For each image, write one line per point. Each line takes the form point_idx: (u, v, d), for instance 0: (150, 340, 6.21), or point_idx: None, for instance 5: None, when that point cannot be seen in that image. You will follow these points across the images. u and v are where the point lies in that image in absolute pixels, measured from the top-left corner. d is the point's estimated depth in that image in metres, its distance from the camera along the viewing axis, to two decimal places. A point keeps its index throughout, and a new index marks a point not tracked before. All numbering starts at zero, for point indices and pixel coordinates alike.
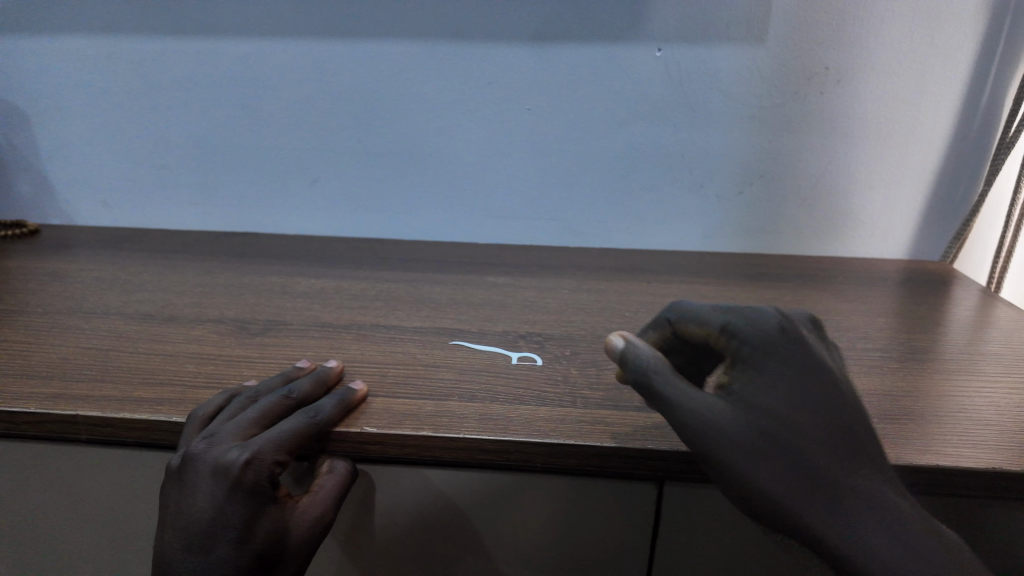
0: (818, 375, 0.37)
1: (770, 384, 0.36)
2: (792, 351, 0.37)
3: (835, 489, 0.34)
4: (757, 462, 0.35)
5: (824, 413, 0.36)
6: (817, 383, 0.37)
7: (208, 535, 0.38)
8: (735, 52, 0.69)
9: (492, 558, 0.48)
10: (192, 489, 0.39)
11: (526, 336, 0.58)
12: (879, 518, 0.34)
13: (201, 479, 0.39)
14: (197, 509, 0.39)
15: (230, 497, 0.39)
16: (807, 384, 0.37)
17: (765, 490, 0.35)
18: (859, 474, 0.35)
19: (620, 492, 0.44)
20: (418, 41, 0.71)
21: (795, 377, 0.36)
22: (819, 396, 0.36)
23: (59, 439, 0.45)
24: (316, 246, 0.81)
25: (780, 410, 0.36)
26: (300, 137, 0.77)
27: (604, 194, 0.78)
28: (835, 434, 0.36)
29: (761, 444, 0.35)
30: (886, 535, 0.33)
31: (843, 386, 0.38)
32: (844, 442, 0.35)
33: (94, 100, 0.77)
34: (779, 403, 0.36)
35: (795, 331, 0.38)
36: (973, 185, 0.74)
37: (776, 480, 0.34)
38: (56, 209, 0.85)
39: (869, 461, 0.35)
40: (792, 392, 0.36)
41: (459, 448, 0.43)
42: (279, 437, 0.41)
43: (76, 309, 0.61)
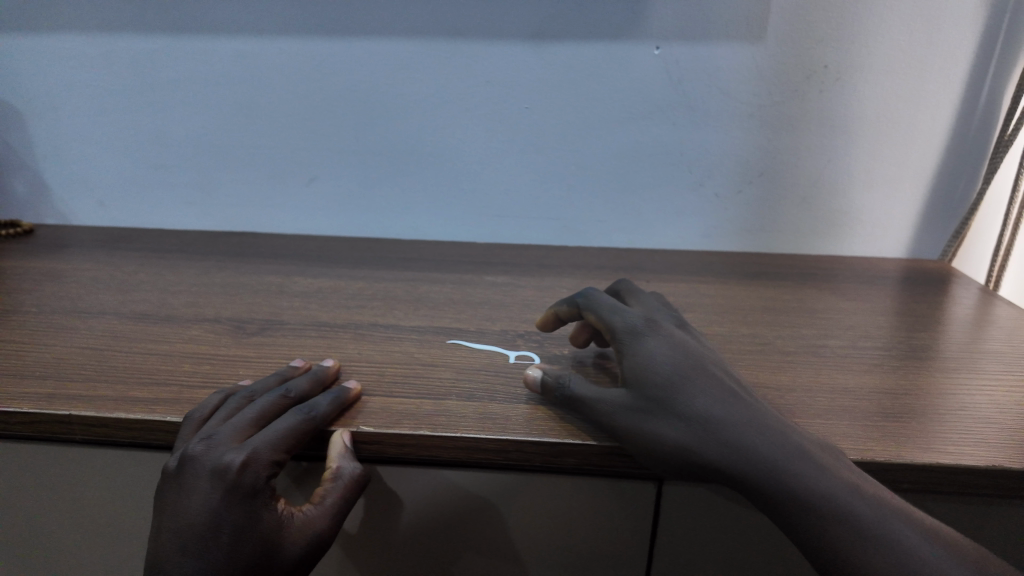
0: (680, 348, 0.45)
1: (644, 357, 0.44)
2: (655, 333, 0.46)
3: (719, 425, 0.40)
4: (647, 418, 0.41)
5: (696, 374, 0.43)
6: (681, 352, 0.45)
7: (201, 538, 0.37)
8: (734, 50, 0.68)
9: (493, 558, 0.47)
10: (187, 492, 0.38)
11: (525, 335, 0.58)
12: (763, 440, 0.39)
13: (199, 480, 0.39)
14: (193, 511, 0.38)
15: (227, 500, 0.38)
16: (670, 354, 0.44)
17: (664, 441, 0.40)
18: (736, 410, 0.41)
19: (619, 491, 0.44)
20: (416, 40, 0.71)
21: (663, 351, 0.45)
22: (686, 361, 0.44)
23: (53, 439, 0.45)
24: (314, 246, 0.80)
25: (657, 374, 0.43)
26: (297, 136, 0.77)
27: (602, 194, 0.78)
28: (708, 386, 0.43)
29: (646, 404, 0.42)
30: (773, 450, 0.39)
31: (703, 355, 0.46)
32: (716, 391, 0.42)
33: (89, 99, 0.77)
34: (656, 369, 0.43)
35: (656, 323, 0.48)
36: (971, 184, 0.74)
37: (670, 431, 0.40)
38: (51, 209, 0.85)
39: (744, 402, 0.42)
40: (662, 360, 0.44)
41: (458, 448, 0.43)
42: (276, 437, 0.41)
43: (72, 309, 0.61)
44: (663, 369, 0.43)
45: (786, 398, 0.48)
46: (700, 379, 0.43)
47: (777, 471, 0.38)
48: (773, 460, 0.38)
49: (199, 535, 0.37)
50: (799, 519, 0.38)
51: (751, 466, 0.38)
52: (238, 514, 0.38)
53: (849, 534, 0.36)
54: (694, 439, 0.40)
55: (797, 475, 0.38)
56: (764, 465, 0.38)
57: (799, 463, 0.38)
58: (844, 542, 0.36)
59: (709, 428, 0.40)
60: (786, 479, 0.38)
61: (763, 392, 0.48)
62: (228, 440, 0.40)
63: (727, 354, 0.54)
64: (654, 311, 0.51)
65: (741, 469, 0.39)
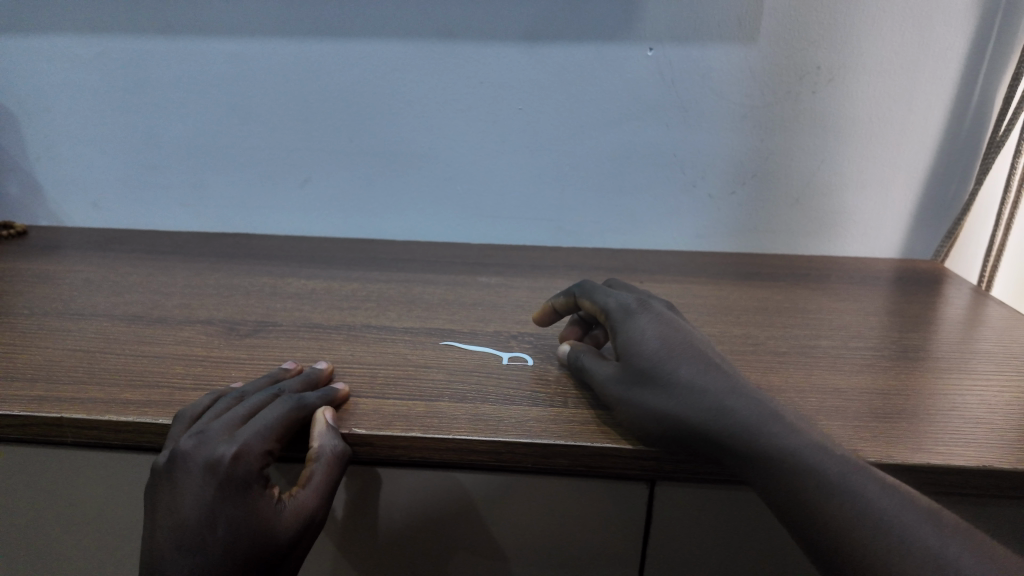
0: (670, 324, 0.47)
1: (634, 332, 0.46)
2: (647, 311, 0.48)
3: (699, 390, 0.41)
4: (639, 390, 0.43)
5: (682, 346, 0.45)
6: (670, 327, 0.46)
7: (196, 539, 0.37)
8: (727, 51, 0.69)
9: (487, 558, 0.47)
10: (179, 493, 0.38)
11: (518, 336, 0.58)
12: (742, 404, 0.40)
13: (190, 481, 0.38)
14: (187, 514, 0.38)
15: (220, 497, 0.38)
16: (662, 329, 0.46)
17: (654, 408, 0.41)
18: (716, 378, 0.42)
19: (611, 491, 0.44)
20: (409, 41, 0.71)
21: (653, 326, 0.46)
22: (675, 335, 0.46)
23: (44, 441, 0.45)
24: (308, 247, 0.80)
25: (646, 346, 0.44)
26: (291, 137, 0.77)
27: (596, 194, 0.78)
28: (692, 357, 0.44)
29: (639, 377, 0.43)
30: (749, 413, 0.39)
31: (695, 333, 0.47)
32: (701, 362, 0.44)
33: (81, 99, 0.77)
34: (645, 342, 0.45)
35: (648, 302, 0.49)
36: (964, 184, 0.74)
37: (660, 399, 0.41)
38: (44, 210, 0.85)
39: (725, 374, 0.43)
40: (651, 334, 0.45)
41: (449, 449, 0.43)
42: (266, 429, 0.41)
43: (64, 311, 0.61)
44: (652, 342, 0.45)
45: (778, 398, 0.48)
46: (692, 352, 0.44)
47: (751, 431, 0.38)
48: (748, 423, 0.39)
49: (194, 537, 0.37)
50: (771, 478, 0.37)
51: (727, 426, 0.39)
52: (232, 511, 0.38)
53: (820, 489, 0.36)
54: (673, 403, 0.41)
55: (771, 435, 0.38)
56: (740, 425, 0.39)
57: (773, 424, 0.39)
58: (815, 499, 0.36)
59: (698, 395, 0.41)
60: (761, 438, 0.38)
61: None
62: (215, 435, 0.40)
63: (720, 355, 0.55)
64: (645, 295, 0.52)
65: (718, 431, 0.39)
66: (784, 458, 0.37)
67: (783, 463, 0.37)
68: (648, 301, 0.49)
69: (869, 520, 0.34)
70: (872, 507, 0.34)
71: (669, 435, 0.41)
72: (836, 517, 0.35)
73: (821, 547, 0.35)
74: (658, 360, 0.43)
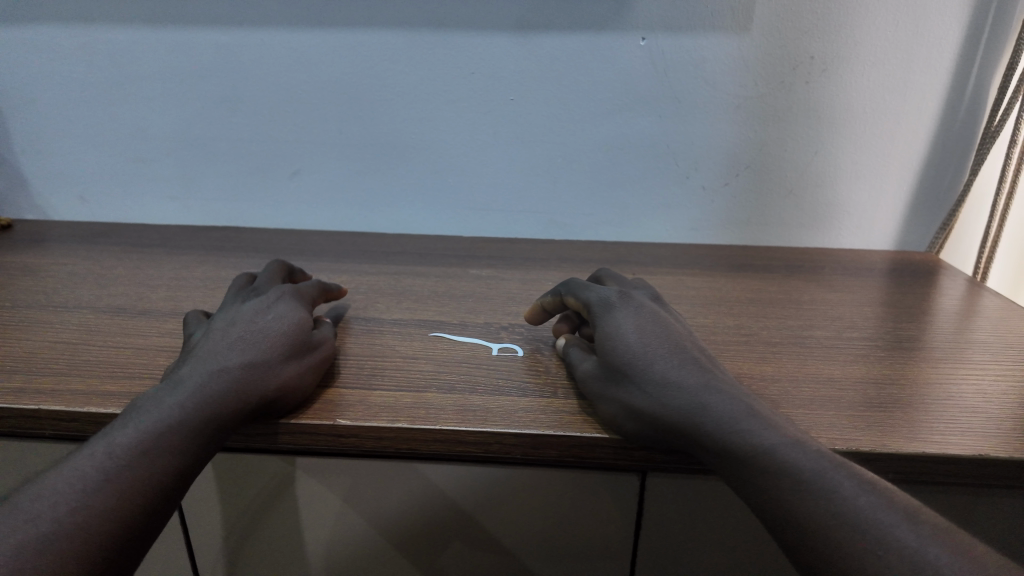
0: (651, 318, 0.46)
1: (612, 325, 0.45)
2: (626, 304, 0.47)
3: (671, 380, 0.40)
4: (619, 388, 0.42)
5: (659, 339, 0.44)
6: (650, 321, 0.45)
7: (206, 372, 0.40)
8: (720, 40, 0.68)
9: (478, 552, 0.47)
10: (216, 330, 0.45)
11: (509, 328, 0.57)
12: (718, 396, 0.39)
13: (235, 321, 0.46)
14: (221, 347, 0.43)
15: (253, 334, 0.44)
16: (642, 323, 0.45)
17: (632, 405, 0.40)
18: (693, 370, 0.41)
19: (602, 483, 0.43)
20: (399, 30, 0.70)
21: (632, 319, 0.45)
22: (653, 329, 0.44)
23: (24, 433, 0.44)
24: (297, 240, 0.79)
25: (620, 340, 0.43)
26: (281, 128, 0.76)
27: (588, 186, 0.78)
28: (669, 353, 0.42)
29: (617, 373, 0.42)
30: (722, 409, 0.38)
31: (677, 327, 0.46)
32: (678, 357, 0.42)
33: (66, 91, 0.75)
34: (620, 335, 0.44)
35: (631, 296, 0.48)
36: (959, 174, 0.73)
37: (636, 396, 0.40)
38: (30, 204, 0.84)
39: (704, 369, 0.42)
40: (628, 328, 0.44)
41: (436, 440, 0.42)
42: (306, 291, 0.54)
43: (47, 303, 0.60)
44: (628, 335, 0.44)
45: (771, 388, 0.47)
46: (671, 347, 0.43)
47: (724, 427, 0.37)
48: (721, 418, 0.37)
49: (213, 365, 0.41)
50: (743, 474, 0.35)
51: (698, 420, 0.38)
52: (259, 343, 0.43)
53: (789, 487, 0.33)
54: (644, 396, 0.40)
55: (745, 430, 0.36)
56: (712, 419, 0.37)
57: (749, 420, 0.37)
58: (784, 496, 0.33)
59: (675, 390, 0.39)
60: (734, 432, 0.36)
61: (748, 382, 0.48)
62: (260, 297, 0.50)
63: (713, 345, 0.54)
64: (630, 289, 0.51)
65: (689, 426, 0.38)
66: (755, 453, 0.35)
67: (751, 460, 0.35)
68: (630, 295, 0.48)
69: (843, 523, 0.31)
70: (841, 506, 0.32)
71: (650, 433, 0.40)
72: (805, 517, 0.32)
73: (791, 548, 0.33)
74: (634, 354, 0.42)
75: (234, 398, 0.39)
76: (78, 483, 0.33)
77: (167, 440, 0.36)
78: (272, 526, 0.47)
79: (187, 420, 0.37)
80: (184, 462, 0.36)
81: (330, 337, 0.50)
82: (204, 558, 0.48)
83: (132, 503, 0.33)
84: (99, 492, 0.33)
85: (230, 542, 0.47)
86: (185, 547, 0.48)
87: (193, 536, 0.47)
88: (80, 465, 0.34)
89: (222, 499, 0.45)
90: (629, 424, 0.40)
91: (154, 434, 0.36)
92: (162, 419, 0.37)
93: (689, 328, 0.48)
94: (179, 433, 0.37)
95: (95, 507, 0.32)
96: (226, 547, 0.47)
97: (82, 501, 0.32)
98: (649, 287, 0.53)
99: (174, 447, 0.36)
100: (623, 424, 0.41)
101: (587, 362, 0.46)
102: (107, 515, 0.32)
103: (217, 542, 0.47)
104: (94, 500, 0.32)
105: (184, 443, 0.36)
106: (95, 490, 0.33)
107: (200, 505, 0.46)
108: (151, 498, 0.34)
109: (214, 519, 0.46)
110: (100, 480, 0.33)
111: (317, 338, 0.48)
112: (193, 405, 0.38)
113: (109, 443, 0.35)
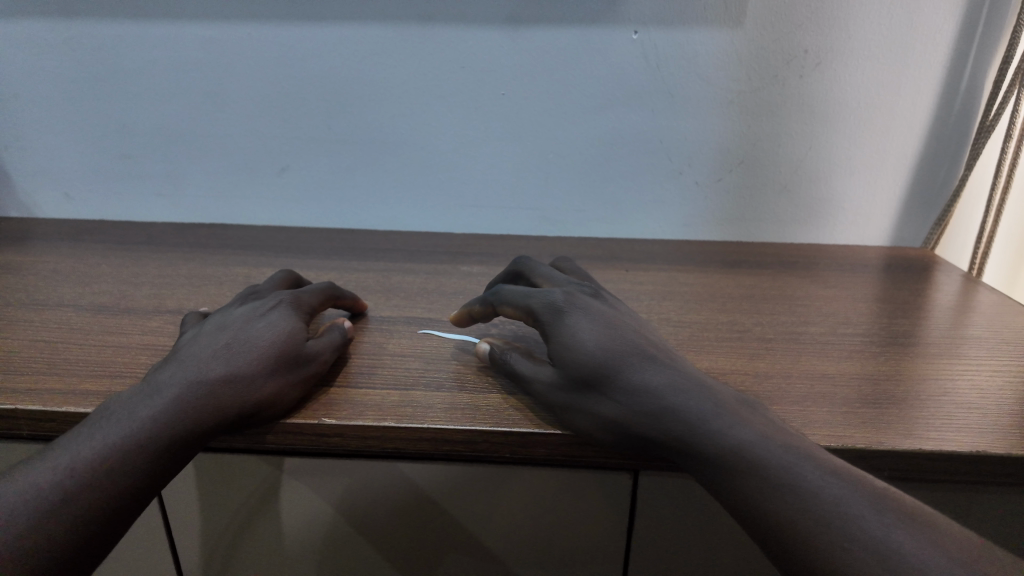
0: (603, 319, 0.43)
1: (567, 331, 0.42)
2: (574, 307, 0.44)
3: (635, 381, 0.39)
4: (581, 395, 0.40)
5: (620, 341, 0.41)
6: (602, 322, 0.43)
7: (184, 382, 0.39)
8: (713, 34, 0.67)
9: (468, 553, 0.46)
10: (204, 337, 0.44)
11: (499, 325, 0.56)
12: (683, 394, 0.38)
13: (227, 327, 0.45)
14: (204, 355, 0.42)
15: (241, 343, 0.43)
16: (596, 324, 0.42)
17: (598, 412, 0.39)
18: (656, 367, 0.40)
19: (592, 482, 0.43)
20: (388, 24, 0.69)
21: (586, 323, 0.42)
22: (610, 331, 0.42)
23: (1, 433, 0.43)
24: (285, 237, 0.78)
25: (580, 346, 0.40)
26: (268, 123, 0.75)
27: (581, 182, 0.77)
28: (631, 354, 0.40)
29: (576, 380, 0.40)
30: (688, 407, 0.37)
31: (629, 324, 0.44)
32: (639, 357, 0.40)
33: (49, 86, 0.74)
34: (579, 342, 0.41)
35: (578, 297, 0.45)
36: (954, 169, 0.73)
37: (601, 402, 0.39)
38: (16, 202, 0.82)
39: (667, 367, 0.40)
40: (584, 335, 0.41)
41: (423, 439, 0.41)
42: (313, 292, 0.52)
43: (28, 301, 0.58)
44: (583, 339, 0.41)
45: (764, 385, 0.46)
46: (628, 346, 0.41)
47: (692, 427, 0.36)
48: (687, 416, 0.36)
49: (192, 374, 0.40)
50: (715, 474, 0.35)
51: (666, 421, 0.37)
52: (244, 353, 0.42)
53: (761, 485, 0.33)
54: (610, 399, 0.38)
55: (712, 428, 0.35)
56: (680, 418, 0.36)
57: (717, 415, 0.36)
58: (757, 495, 0.33)
59: (640, 393, 0.38)
60: (702, 431, 0.35)
61: (741, 378, 0.47)
62: (258, 304, 0.48)
63: (706, 341, 0.53)
64: (566, 285, 0.48)
65: (657, 427, 0.37)
66: (725, 452, 0.34)
67: (722, 458, 0.34)
68: (577, 295, 0.45)
69: (812, 516, 0.31)
70: (807, 501, 0.31)
71: (620, 441, 0.38)
72: (778, 517, 0.32)
73: (771, 548, 0.32)
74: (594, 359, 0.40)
75: (202, 413, 0.38)
76: (34, 502, 0.32)
77: (129, 455, 0.35)
78: (257, 527, 0.46)
79: (151, 435, 0.36)
80: (146, 479, 0.35)
81: (328, 347, 0.47)
82: (188, 560, 0.47)
83: (86, 526, 0.33)
84: (54, 514, 0.32)
85: (213, 543, 0.46)
86: (169, 550, 0.47)
87: (177, 538, 0.46)
88: (37, 480, 0.33)
89: (205, 501, 0.44)
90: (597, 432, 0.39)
91: (120, 448, 0.35)
92: (125, 433, 0.36)
93: (640, 323, 0.46)
94: (143, 448, 0.36)
95: (49, 532, 0.32)
96: (210, 549, 0.46)
97: (35, 523, 0.32)
98: (589, 283, 0.51)
99: (136, 462, 0.35)
100: (591, 429, 0.39)
101: (541, 372, 0.43)
102: (59, 540, 0.32)
103: (200, 543, 0.46)
104: (49, 521, 0.32)
105: (147, 459, 0.36)
106: (51, 510, 0.32)
107: (183, 507, 0.45)
108: (103, 519, 0.34)
109: (196, 521, 0.45)
110: (58, 500, 0.33)
111: (314, 347, 0.46)
112: (163, 418, 0.37)
113: (74, 455, 0.35)
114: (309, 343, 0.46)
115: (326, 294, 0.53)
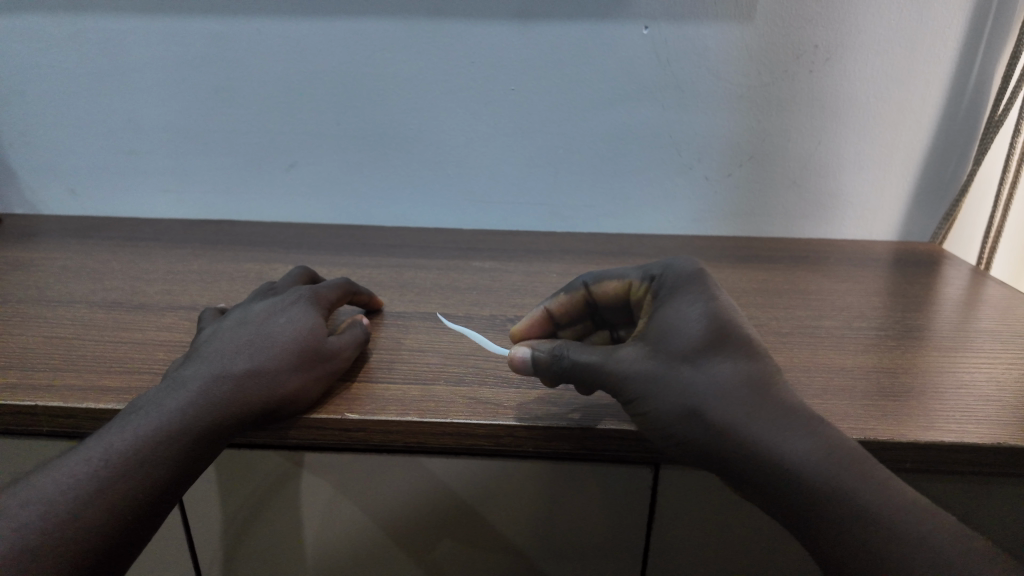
0: (726, 306, 0.39)
1: (681, 308, 0.39)
2: (700, 287, 0.40)
3: (744, 405, 0.35)
4: (672, 372, 0.36)
5: (735, 346, 0.37)
6: (724, 308, 0.39)
7: (208, 376, 0.40)
8: (723, 29, 0.67)
9: (488, 548, 0.46)
10: (226, 333, 0.44)
11: (515, 319, 0.56)
12: (795, 438, 0.34)
13: (248, 323, 0.45)
14: (228, 351, 0.42)
15: (263, 339, 0.43)
16: (717, 309, 0.39)
17: (687, 395, 0.36)
18: (771, 390, 0.36)
19: (613, 477, 0.43)
20: (398, 20, 0.68)
21: (703, 304, 0.39)
22: (726, 317, 0.38)
23: (20, 430, 0.43)
24: (294, 233, 0.78)
25: (688, 329, 0.37)
26: (276, 118, 0.75)
27: (591, 177, 0.77)
28: (742, 349, 0.37)
29: (675, 359, 0.37)
30: (800, 458, 0.33)
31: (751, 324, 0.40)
32: (748, 352, 0.37)
33: (54, 82, 0.73)
34: (688, 324, 0.38)
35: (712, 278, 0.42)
36: (961, 165, 0.74)
37: (694, 386, 0.36)
38: (21, 199, 0.82)
39: (784, 399, 0.35)
40: (681, 323, 0.38)
41: (445, 434, 0.42)
42: (332, 285, 0.52)
43: (40, 298, 0.58)
44: (695, 321, 0.38)
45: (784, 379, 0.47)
46: (747, 341, 0.37)
47: (804, 485, 0.33)
48: (801, 471, 0.33)
49: (217, 369, 0.40)
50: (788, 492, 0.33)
51: (770, 470, 0.34)
52: (268, 349, 0.42)
53: (846, 511, 0.32)
54: (713, 407, 0.35)
55: (830, 491, 0.32)
56: (791, 472, 0.33)
57: (837, 463, 0.33)
58: (837, 520, 0.32)
59: (743, 396, 0.35)
60: (816, 491, 0.33)
61: None
62: (278, 299, 0.49)
63: None
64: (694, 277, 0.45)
65: (756, 471, 0.34)
66: (841, 523, 0.32)
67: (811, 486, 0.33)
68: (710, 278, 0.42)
69: (907, 548, 0.30)
70: (913, 572, 0.30)
71: (695, 425, 0.35)
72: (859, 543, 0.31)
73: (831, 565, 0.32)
74: (708, 341, 0.37)
75: (231, 405, 0.38)
76: (71, 490, 0.32)
77: (162, 446, 0.35)
78: (275, 525, 0.45)
79: (183, 427, 0.36)
80: (179, 470, 0.36)
81: (350, 344, 0.47)
82: (205, 558, 0.47)
83: (123, 516, 0.33)
84: (90, 503, 0.32)
85: (231, 540, 0.46)
86: (186, 547, 0.46)
87: (195, 535, 0.46)
88: (73, 469, 0.33)
89: (224, 497, 0.44)
90: (673, 410, 0.36)
91: (152, 438, 0.35)
92: (157, 424, 0.36)
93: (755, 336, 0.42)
94: (175, 439, 0.36)
95: (86, 520, 0.32)
96: (228, 545, 0.46)
97: (73, 511, 0.32)
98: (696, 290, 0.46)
99: (169, 453, 0.35)
100: (678, 440, 0.36)
101: (628, 352, 0.39)
102: (96, 529, 0.32)
103: (219, 542, 0.46)
104: (87, 510, 0.32)
105: (179, 450, 0.36)
106: (89, 499, 0.32)
107: (202, 503, 0.45)
108: (139, 511, 0.34)
109: (214, 518, 0.45)
110: (94, 490, 0.33)
111: (336, 342, 0.46)
112: (193, 411, 0.37)
113: (107, 446, 0.35)
114: (330, 339, 0.46)
115: (345, 289, 0.53)
